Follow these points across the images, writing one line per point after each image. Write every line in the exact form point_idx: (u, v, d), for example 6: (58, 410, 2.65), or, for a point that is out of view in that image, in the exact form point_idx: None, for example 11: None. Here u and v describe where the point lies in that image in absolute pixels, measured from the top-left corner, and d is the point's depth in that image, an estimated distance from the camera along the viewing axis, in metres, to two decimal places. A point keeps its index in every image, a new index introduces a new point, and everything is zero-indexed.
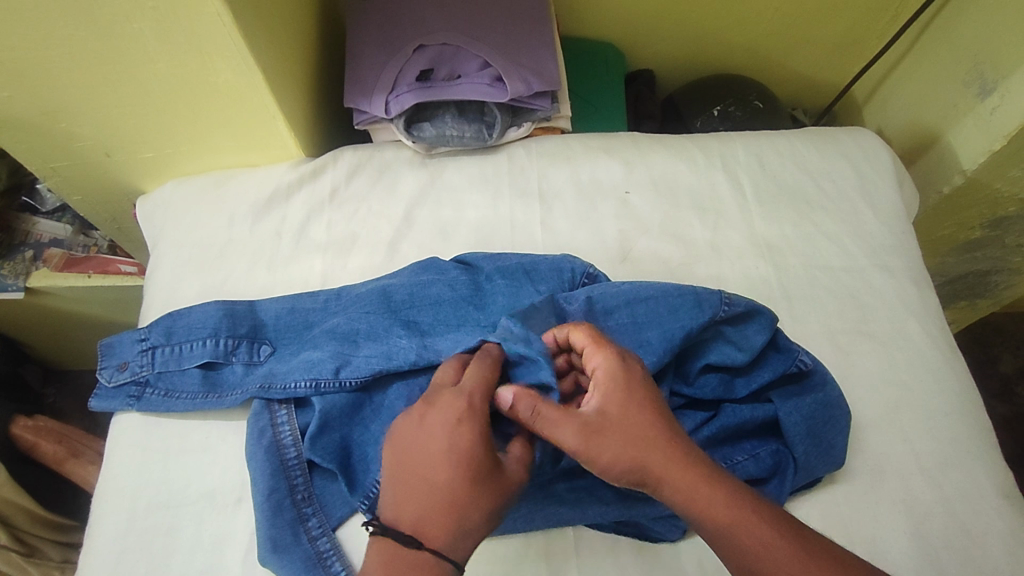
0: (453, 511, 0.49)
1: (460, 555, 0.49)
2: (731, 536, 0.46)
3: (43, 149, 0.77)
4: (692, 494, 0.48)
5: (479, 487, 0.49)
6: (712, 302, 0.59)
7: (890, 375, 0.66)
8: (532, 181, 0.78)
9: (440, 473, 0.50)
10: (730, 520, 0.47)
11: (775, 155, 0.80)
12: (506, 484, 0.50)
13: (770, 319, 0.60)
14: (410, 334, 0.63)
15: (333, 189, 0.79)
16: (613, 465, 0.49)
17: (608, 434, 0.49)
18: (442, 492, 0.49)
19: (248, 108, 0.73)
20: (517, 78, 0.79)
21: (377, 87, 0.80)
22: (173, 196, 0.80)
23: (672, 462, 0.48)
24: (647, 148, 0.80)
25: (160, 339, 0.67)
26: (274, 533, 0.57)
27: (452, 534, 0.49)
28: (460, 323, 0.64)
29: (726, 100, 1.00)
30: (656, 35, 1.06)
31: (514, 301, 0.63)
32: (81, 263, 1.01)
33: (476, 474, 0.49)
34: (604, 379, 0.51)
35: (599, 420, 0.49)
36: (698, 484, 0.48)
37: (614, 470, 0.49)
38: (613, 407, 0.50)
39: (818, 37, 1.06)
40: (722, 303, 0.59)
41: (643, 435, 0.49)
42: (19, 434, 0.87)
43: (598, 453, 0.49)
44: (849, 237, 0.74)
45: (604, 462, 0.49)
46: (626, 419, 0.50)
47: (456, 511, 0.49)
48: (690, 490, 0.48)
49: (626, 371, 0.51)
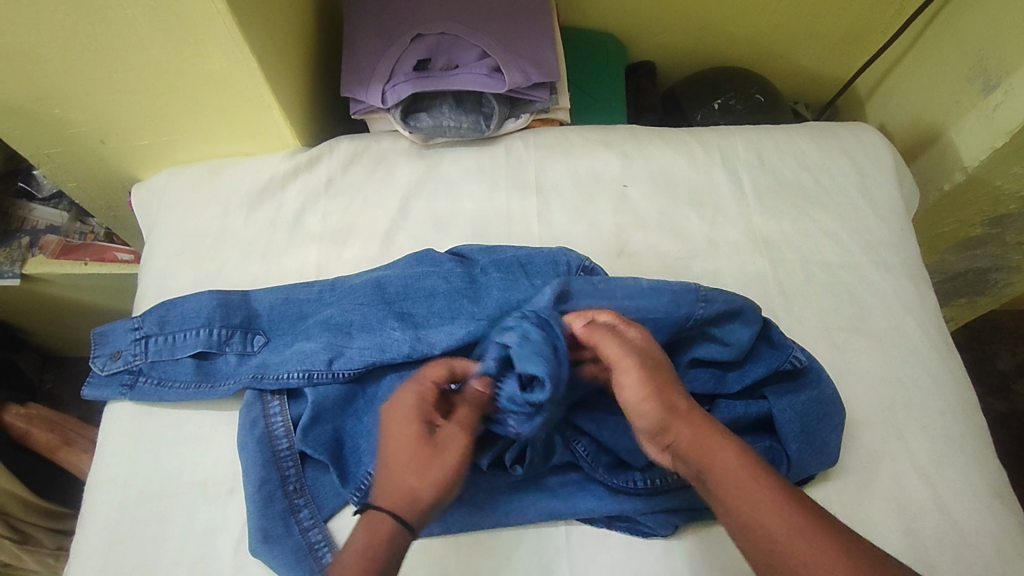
0: (405, 480, 0.49)
1: (402, 522, 0.48)
2: (726, 488, 0.48)
3: (36, 135, 0.76)
4: (709, 446, 0.50)
5: (425, 454, 0.50)
6: (687, 300, 0.59)
7: (885, 373, 0.66)
8: (529, 174, 0.78)
9: (387, 448, 0.51)
10: (725, 473, 0.48)
11: (775, 150, 0.79)
12: (454, 450, 0.51)
13: (755, 318, 0.59)
14: (404, 327, 0.62)
15: (329, 179, 0.78)
16: (644, 389, 0.51)
17: (653, 379, 0.51)
18: (395, 463, 0.50)
19: (244, 96, 0.72)
20: (515, 68, 0.78)
21: (374, 77, 0.79)
22: (168, 184, 0.80)
23: (698, 419, 0.51)
24: (645, 141, 0.79)
25: (153, 328, 0.67)
26: (265, 524, 0.57)
27: (406, 504, 0.49)
28: (455, 316, 0.63)
29: (727, 94, 0.98)
30: (658, 27, 1.05)
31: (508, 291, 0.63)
32: (78, 250, 1.01)
33: (422, 444, 0.51)
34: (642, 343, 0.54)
35: (651, 365, 0.52)
36: (716, 439, 0.50)
37: (643, 396, 0.51)
38: (655, 360, 0.53)
39: (822, 31, 1.04)
40: (694, 303, 0.59)
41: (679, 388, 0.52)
42: (11, 422, 0.85)
43: (645, 389, 0.51)
44: (847, 233, 0.74)
45: (636, 390, 0.52)
46: (665, 372, 0.53)
47: (410, 481, 0.49)
48: (709, 442, 0.50)
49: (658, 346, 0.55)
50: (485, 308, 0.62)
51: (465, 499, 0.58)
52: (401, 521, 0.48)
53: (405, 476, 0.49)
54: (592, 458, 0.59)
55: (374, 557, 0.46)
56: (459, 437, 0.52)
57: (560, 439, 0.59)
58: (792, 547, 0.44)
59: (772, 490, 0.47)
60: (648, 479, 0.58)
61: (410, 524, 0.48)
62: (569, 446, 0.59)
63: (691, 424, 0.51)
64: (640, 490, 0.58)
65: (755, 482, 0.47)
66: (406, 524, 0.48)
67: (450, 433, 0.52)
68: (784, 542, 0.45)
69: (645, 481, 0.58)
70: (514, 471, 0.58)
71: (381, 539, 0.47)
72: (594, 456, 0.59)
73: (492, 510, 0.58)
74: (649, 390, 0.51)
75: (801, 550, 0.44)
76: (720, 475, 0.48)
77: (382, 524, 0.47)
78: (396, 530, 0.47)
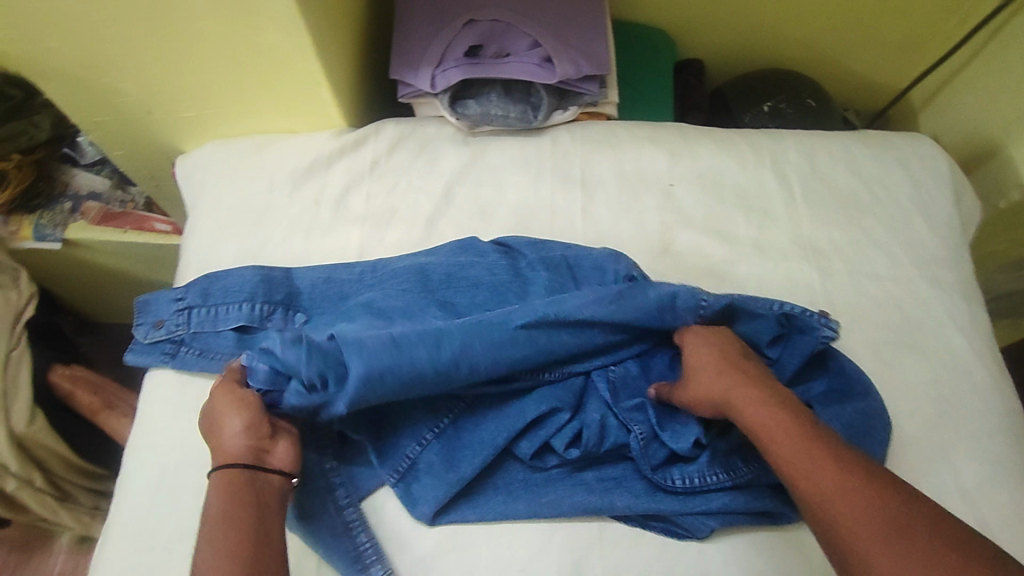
0: (218, 440, 0.55)
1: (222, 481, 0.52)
2: (765, 436, 0.51)
3: (87, 102, 0.77)
4: (749, 416, 0.53)
5: (217, 418, 0.55)
6: (688, 300, 0.61)
7: (932, 392, 0.64)
8: (575, 167, 0.77)
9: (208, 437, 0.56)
10: (766, 425, 0.52)
11: (828, 156, 0.77)
12: (232, 396, 0.56)
13: (769, 314, 0.62)
14: (333, 360, 0.55)
15: (374, 161, 0.78)
16: (706, 357, 0.57)
17: (691, 376, 0.57)
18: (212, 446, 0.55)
19: (295, 73, 0.73)
20: (567, 60, 0.77)
21: (423, 61, 0.78)
22: (213, 157, 0.80)
23: (740, 394, 0.54)
24: (694, 141, 0.78)
25: (196, 299, 0.67)
26: (303, 500, 0.57)
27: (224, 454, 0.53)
28: (389, 359, 0.55)
29: (779, 97, 0.96)
30: (709, 24, 1.03)
31: (477, 344, 0.57)
32: (119, 218, 1.04)
33: (213, 415, 0.56)
34: (691, 343, 0.59)
35: (693, 365, 0.58)
36: (755, 408, 0.53)
37: (703, 363, 0.57)
38: (700, 358, 0.58)
39: (881, 36, 1.01)
40: (699, 307, 0.60)
41: (722, 371, 0.56)
42: (56, 381, 0.85)
43: (686, 388, 0.57)
44: (899, 246, 0.72)
45: (698, 362, 0.58)
46: (708, 363, 0.57)
47: (221, 441, 0.54)
48: (748, 412, 0.53)
49: (711, 340, 0.59)
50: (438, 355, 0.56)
51: (501, 486, 0.59)
52: (229, 465, 0.53)
53: (219, 440, 0.55)
54: (645, 448, 0.59)
55: (221, 500, 0.51)
56: (233, 392, 0.56)
57: (615, 421, 0.60)
58: (815, 485, 0.47)
59: (807, 435, 0.50)
60: (686, 477, 0.59)
61: (236, 462, 0.53)
62: (625, 428, 0.60)
63: (741, 384, 0.55)
64: (679, 490, 0.58)
65: (793, 431, 0.50)
66: (235, 462, 0.53)
67: (221, 395, 0.56)
68: (809, 482, 0.47)
69: (685, 480, 0.58)
70: (568, 455, 0.59)
71: (221, 486, 0.52)
72: (647, 445, 0.59)
73: (529, 500, 0.58)
74: (708, 358, 0.57)
75: (823, 484, 0.47)
76: (759, 424, 0.52)
77: (218, 479, 0.52)
78: (233, 472, 0.52)
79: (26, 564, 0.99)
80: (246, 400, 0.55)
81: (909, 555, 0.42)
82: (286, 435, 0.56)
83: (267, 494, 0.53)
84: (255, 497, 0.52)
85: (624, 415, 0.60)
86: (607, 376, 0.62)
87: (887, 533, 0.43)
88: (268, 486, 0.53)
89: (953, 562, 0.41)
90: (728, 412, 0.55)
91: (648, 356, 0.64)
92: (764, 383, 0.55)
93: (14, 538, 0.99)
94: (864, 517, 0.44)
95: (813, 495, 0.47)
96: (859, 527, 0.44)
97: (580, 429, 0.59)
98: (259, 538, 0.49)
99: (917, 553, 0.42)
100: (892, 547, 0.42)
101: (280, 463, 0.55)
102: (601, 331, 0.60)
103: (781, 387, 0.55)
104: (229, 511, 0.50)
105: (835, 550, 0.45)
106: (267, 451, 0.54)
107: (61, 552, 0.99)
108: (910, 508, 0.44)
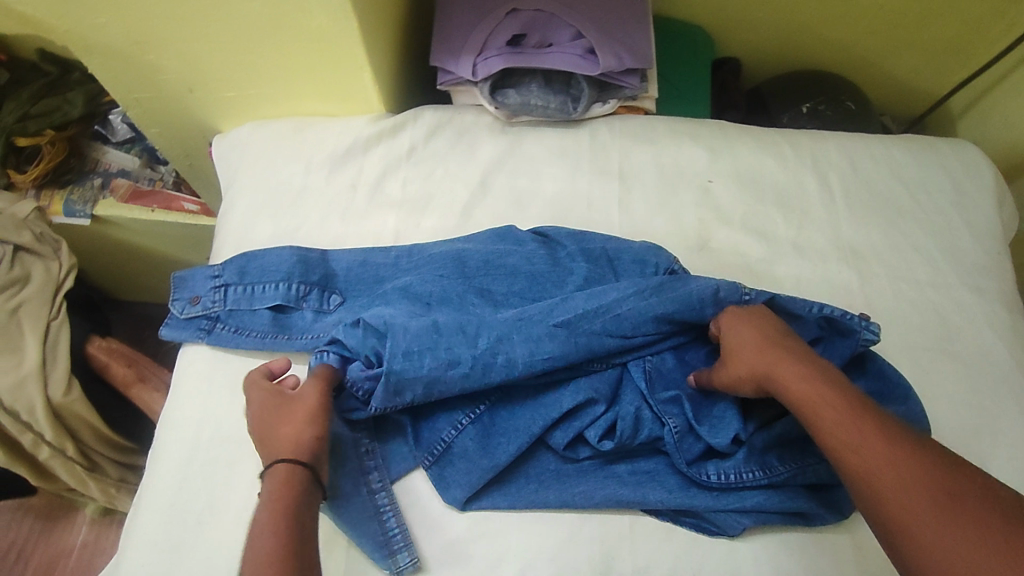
0: (286, 438, 0.53)
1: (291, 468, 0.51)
2: (807, 409, 0.51)
3: (130, 78, 0.78)
4: (790, 391, 0.52)
5: (289, 416, 0.54)
6: (732, 294, 0.61)
7: (972, 399, 0.64)
8: (613, 160, 0.77)
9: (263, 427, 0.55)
10: (808, 398, 0.51)
11: (869, 159, 0.77)
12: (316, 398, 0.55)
13: (808, 317, 0.61)
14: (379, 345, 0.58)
15: (411, 147, 0.78)
16: (747, 335, 0.57)
17: (731, 355, 0.57)
18: (275, 432, 0.54)
19: (337, 57, 0.73)
20: (609, 52, 0.76)
21: (465, 49, 0.78)
22: (251, 137, 0.80)
23: (780, 368, 0.54)
24: (734, 138, 0.78)
25: (233, 277, 0.67)
26: (335, 482, 0.57)
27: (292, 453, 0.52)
28: (428, 347, 0.57)
29: (818, 98, 0.96)
30: (748, 23, 1.02)
31: (514, 342, 0.58)
32: (147, 197, 1.04)
33: (284, 412, 0.55)
34: (730, 323, 0.59)
35: (733, 344, 0.58)
36: (797, 381, 0.52)
37: (744, 340, 0.57)
38: (739, 336, 0.58)
39: (923, 42, 1.01)
40: (743, 298, 0.61)
41: (763, 349, 0.56)
42: (92, 353, 0.85)
43: (726, 368, 0.57)
44: (939, 252, 0.71)
45: (738, 339, 0.58)
46: (749, 340, 0.57)
47: (294, 432, 0.53)
48: (789, 386, 0.53)
49: (750, 319, 0.58)
50: (476, 346, 0.58)
51: (533, 476, 0.59)
52: (297, 468, 0.51)
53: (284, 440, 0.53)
54: (679, 443, 0.58)
55: (285, 501, 0.49)
56: (315, 394, 0.56)
57: (649, 414, 0.59)
58: (859, 456, 0.47)
59: (854, 409, 0.49)
60: (721, 474, 0.58)
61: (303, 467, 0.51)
62: (659, 421, 0.59)
63: (783, 359, 0.54)
64: (713, 486, 0.58)
65: (835, 404, 0.50)
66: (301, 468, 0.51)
67: (304, 393, 0.56)
68: (853, 453, 0.47)
69: (719, 476, 0.58)
70: (602, 447, 0.58)
71: (284, 488, 0.49)
72: (681, 440, 0.58)
73: (560, 490, 0.58)
74: (749, 336, 0.57)
75: (870, 457, 0.46)
76: (802, 398, 0.52)
77: (282, 477, 0.50)
78: (300, 477, 0.50)
79: (49, 535, 1.01)
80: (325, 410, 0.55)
81: (959, 526, 0.41)
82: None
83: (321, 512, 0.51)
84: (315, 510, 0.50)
85: (659, 408, 0.59)
86: (644, 368, 0.62)
87: (934, 502, 0.42)
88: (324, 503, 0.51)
89: (1003, 531, 0.40)
90: (771, 387, 0.54)
91: (682, 350, 0.64)
92: (809, 359, 0.54)
93: (40, 506, 1.02)
94: (910, 486, 0.44)
95: (858, 466, 0.46)
96: (906, 498, 0.43)
97: (614, 421, 0.59)
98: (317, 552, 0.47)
99: (970, 527, 0.41)
100: (940, 517, 0.42)
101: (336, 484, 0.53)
102: (646, 326, 0.61)
103: (826, 362, 0.55)
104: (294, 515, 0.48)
105: (880, 521, 0.44)
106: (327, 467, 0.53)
107: (84, 523, 1.01)
108: (960, 479, 0.43)
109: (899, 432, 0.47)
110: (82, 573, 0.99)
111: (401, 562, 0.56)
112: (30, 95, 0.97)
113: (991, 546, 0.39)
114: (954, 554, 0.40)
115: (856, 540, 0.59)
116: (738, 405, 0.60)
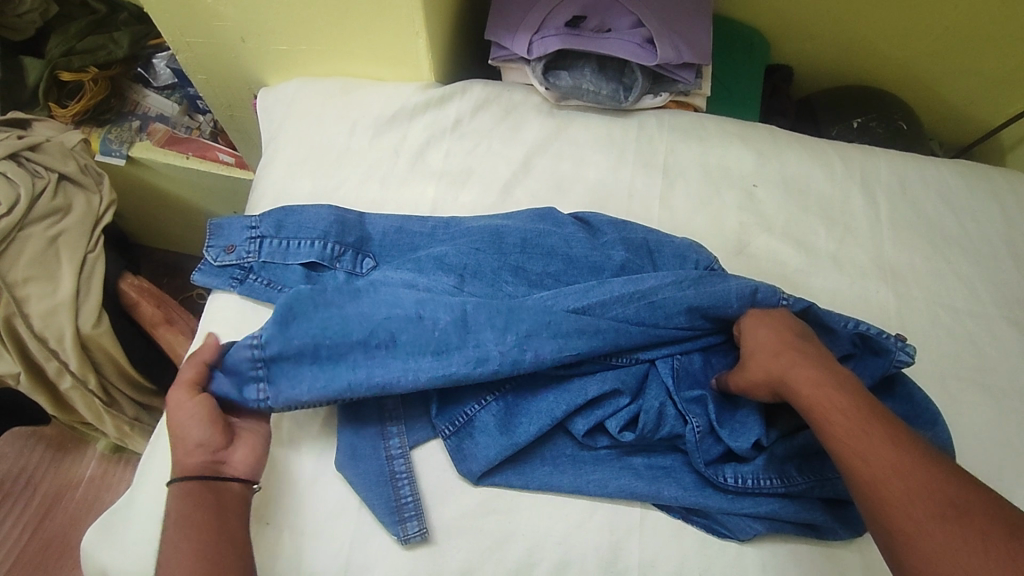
0: (184, 454, 0.53)
1: (193, 485, 0.52)
2: (818, 414, 0.51)
3: (184, 21, 0.77)
4: (805, 397, 0.52)
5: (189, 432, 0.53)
6: (771, 295, 0.61)
7: (999, 433, 0.63)
8: (659, 154, 0.76)
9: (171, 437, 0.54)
10: (821, 404, 0.51)
11: (920, 180, 0.76)
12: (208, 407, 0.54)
13: (843, 332, 0.61)
14: (366, 339, 0.56)
15: (456, 120, 0.77)
16: (765, 338, 0.57)
17: (749, 358, 0.57)
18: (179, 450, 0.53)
19: (394, 19, 0.72)
20: (668, 43, 0.75)
21: (523, 26, 0.77)
22: (297, 93, 0.80)
23: (794, 372, 0.54)
24: (784, 145, 0.77)
25: (270, 229, 0.67)
26: (355, 441, 0.59)
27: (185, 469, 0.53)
28: (436, 350, 0.57)
29: (868, 114, 0.94)
30: (808, 30, 1.00)
31: (541, 338, 0.57)
32: (183, 143, 1.03)
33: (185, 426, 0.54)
34: (751, 325, 0.59)
35: (754, 349, 0.57)
36: (813, 387, 0.52)
37: (762, 343, 0.57)
38: (758, 341, 0.57)
39: (982, 69, 0.98)
40: (780, 303, 0.61)
41: (780, 354, 0.55)
42: (124, 289, 0.86)
43: (745, 375, 0.57)
44: (981, 282, 0.70)
45: (755, 342, 0.57)
46: (766, 345, 0.56)
47: (185, 452, 0.53)
48: (805, 392, 0.52)
49: (771, 323, 0.58)
50: (504, 343, 0.57)
51: (549, 458, 0.59)
52: (190, 477, 0.52)
53: (177, 446, 0.53)
54: (699, 443, 0.58)
55: (182, 513, 0.51)
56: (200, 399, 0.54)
57: (673, 411, 0.59)
58: (866, 462, 0.46)
59: (864, 416, 0.49)
60: (739, 477, 0.58)
61: (196, 474, 0.52)
62: (681, 418, 0.59)
63: (799, 363, 0.54)
64: (729, 487, 0.58)
65: (845, 410, 0.50)
66: (194, 475, 0.52)
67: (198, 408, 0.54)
68: (860, 459, 0.47)
69: (737, 479, 0.58)
70: (621, 437, 0.58)
71: (182, 499, 0.51)
72: (701, 439, 0.58)
73: (575, 475, 0.58)
74: (767, 338, 0.57)
75: (876, 464, 0.46)
76: (814, 402, 0.51)
77: (180, 489, 0.52)
78: (194, 485, 0.52)
79: (58, 464, 1.03)
80: (203, 411, 0.54)
81: (959, 538, 0.41)
82: (247, 441, 0.56)
83: (230, 501, 0.53)
84: (217, 506, 0.52)
85: (684, 407, 0.59)
86: (672, 365, 0.61)
87: (937, 512, 0.42)
88: (231, 494, 0.53)
89: (1007, 545, 0.40)
90: (784, 391, 0.54)
91: (710, 351, 0.64)
92: (824, 364, 0.54)
93: (51, 436, 1.04)
94: (912, 495, 0.44)
95: (863, 473, 0.46)
96: (911, 507, 0.43)
97: (638, 412, 0.59)
98: (232, 544, 0.50)
99: (971, 536, 0.41)
100: (941, 527, 0.42)
101: (240, 471, 0.54)
102: (682, 318, 0.60)
103: (843, 368, 0.54)
104: (196, 525, 0.50)
105: (880, 527, 0.44)
106: (224, 460, 0.54)
107: (93, 457, 1.04)
108: (966, 490, 0.43)
109: (905, 439, 0.47)
110: (86, 506, 1.01)
111: (409, 530, 0.56)
112: (76, 32, 0.98)
113: (992, 555, 0.40)
114: (953, 560, 0.40)
115: (866, 559, 0.58)
116: (762, 411, 0.60)
